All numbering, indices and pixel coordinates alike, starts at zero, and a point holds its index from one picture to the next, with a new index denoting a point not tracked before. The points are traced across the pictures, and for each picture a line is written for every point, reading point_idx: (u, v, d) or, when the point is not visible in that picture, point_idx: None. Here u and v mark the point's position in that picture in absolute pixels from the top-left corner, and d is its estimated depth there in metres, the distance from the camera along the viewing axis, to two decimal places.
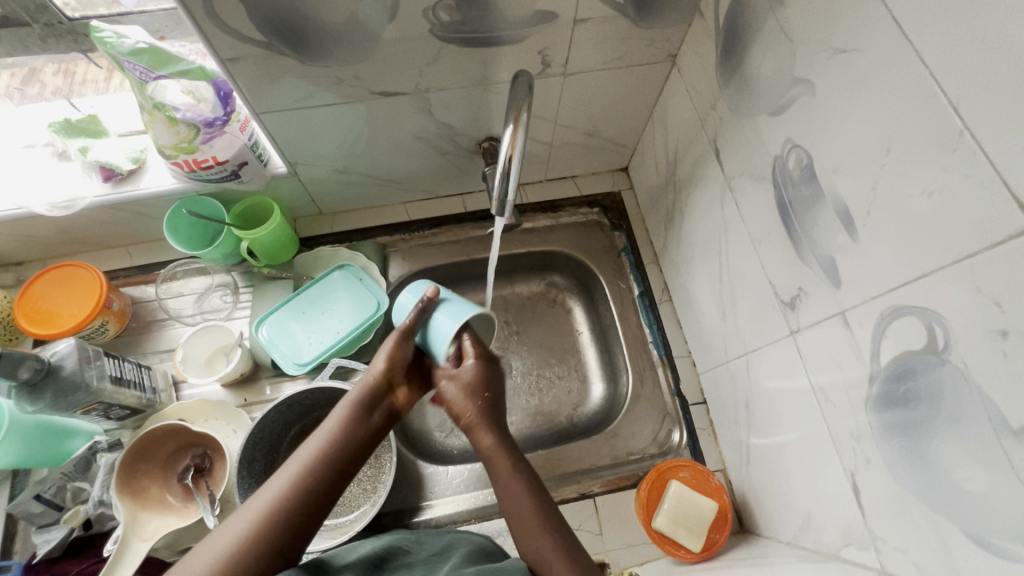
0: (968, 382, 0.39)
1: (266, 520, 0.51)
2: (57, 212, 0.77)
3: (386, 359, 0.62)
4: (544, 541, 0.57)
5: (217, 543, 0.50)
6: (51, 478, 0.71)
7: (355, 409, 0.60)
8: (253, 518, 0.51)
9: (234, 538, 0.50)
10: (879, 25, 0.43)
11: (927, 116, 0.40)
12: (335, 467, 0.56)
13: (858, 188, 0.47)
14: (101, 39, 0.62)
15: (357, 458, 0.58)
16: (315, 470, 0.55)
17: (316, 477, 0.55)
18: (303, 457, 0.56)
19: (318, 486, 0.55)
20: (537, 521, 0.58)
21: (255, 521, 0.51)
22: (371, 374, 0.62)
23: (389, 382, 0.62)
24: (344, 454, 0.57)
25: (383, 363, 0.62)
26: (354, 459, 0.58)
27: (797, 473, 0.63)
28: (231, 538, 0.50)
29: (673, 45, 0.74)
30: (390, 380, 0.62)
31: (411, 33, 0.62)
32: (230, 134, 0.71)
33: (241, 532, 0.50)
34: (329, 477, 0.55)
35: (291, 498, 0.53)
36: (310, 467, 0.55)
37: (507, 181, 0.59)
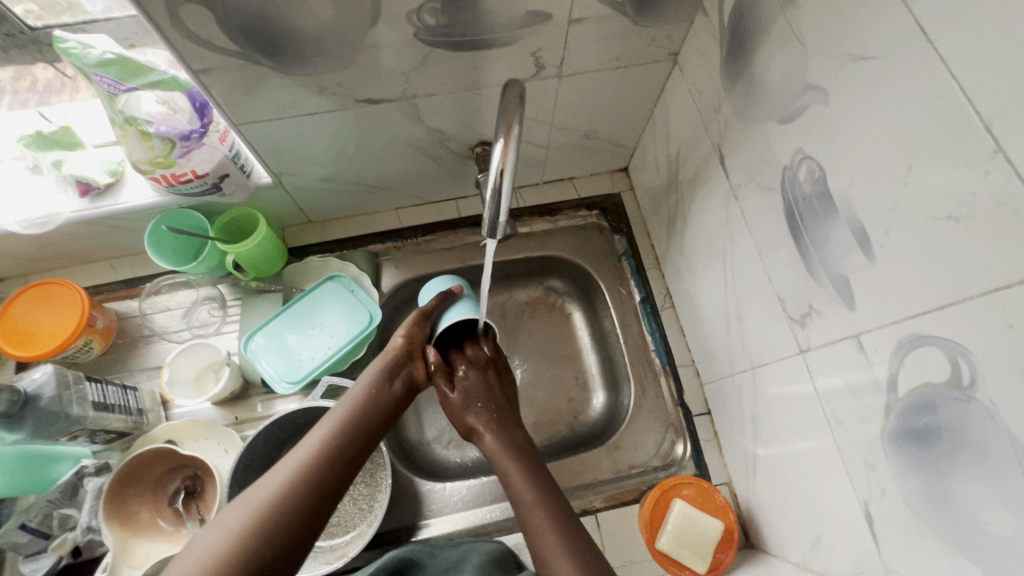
0: (996, 423, 0.36)
1: (307, 466, 0.53)
2: (33, 229, 0.74)
3: (405, 334, 0.70)
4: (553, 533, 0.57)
5: (260, 492, 0.49)
6: (36, 506, 0.68)
7: (379, 376, 0.66)
8: (296, 466, 0.52)
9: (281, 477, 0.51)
10: (902, 30, 0.39)
11: (956, 135, 0.36)
12: (361, 426, 0.60)
13: (875, 206, 0.44)
14: (65, 50, 0.59)
15: (382, 419, 0.63)
16: (346, 426, 0.59)
17: (345, 432, 0.58)
18: (333, 417, 0.59)
19: (348, 440, 0.57)
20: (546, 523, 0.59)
21: (297, 466, 0.52)
22: (394, 345, 0.70)
23: (410, 354, 0.70)
24: (369, 413, 0.62)
25: (403, 338, 0.70)
26: (380, 419, 0.62)
27: (806, 494, 0.61)
28: (275, 483, 0.50)
29: (674, 43, 0.70)
30: (410, 353, 0.70)
31: (395, 38, 0.58)
32: (209, 147, 0.67)
33: (285, 477, 0.51)
34: (358, 435, 0.59)
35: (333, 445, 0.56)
36: (340, 425, 0.58)
37: (498, 198, 0.55)
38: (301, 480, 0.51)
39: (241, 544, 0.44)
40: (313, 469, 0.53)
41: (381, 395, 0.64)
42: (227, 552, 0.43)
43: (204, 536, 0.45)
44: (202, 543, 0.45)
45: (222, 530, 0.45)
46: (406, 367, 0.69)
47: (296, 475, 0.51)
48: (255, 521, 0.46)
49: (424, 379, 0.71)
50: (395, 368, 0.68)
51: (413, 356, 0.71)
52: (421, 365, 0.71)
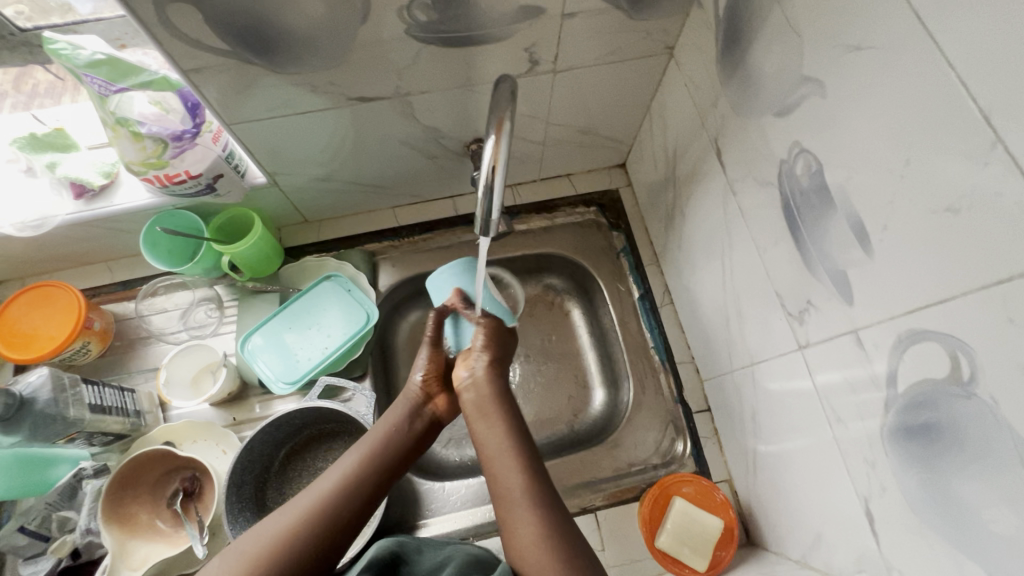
0: (996, 419, 0.36)
1: (321, 503, 0.55)
2: (28, 232, 0.74)
3: (422, 374, 0.69)
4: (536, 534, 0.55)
5: (273, 524, 0.53)
6: (34, 509, 0.69)
7: (403, 417, 0.66)
8: (310, 502, 0.55)
9: (290, 515, 0.54)
10: (898, 20, 0.38)
11: (954, 126, 0.35)
12: (381, 462, 0.61)
13: (873, 200, 0.43)
14: (55, 52, 0.58)
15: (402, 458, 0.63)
16: (367, 464, 0.60)
17: (365, 472, 0.60)
18: (355, 453, 0.61)
19: (368, 479, 0.59)
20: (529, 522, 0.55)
21: (311, 504, 0.55)
22: (411, 387, 0.69)
23: (429, 394, 0.69)
24: (392, 451, 0.63)
25: (420, 379, 0.69)
26: (398, 458, 0.63)
27: (806, 491, 0.60)
28: (288, 517, 0.54)
29: (670, 37, 0.69)
30: (429, 393, 0.69)
31: (386, 35, 0.58)
32: (202, 146, 0.67)
33: (297, 513, 0.54)
34: (377, 472, 0.60)
35: (345, 484, 0.58)
36: (361, 465, 0.60)
37: (491, 195, 0.54)
38: (309, 518, 0.54)
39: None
40: (324, 503, 0.55)
41: (407, 434, 0.65)
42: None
43: (219, 562, 0.51)
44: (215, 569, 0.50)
45: (233, 560, 0.50)
46: (427, 405, 0.69)
47: (306, 512, 0.54)
48: (264, 556, 0.51)
49: (448, 412, 0.70)
50: (417, 407, 0.68)
51: (433, 394, 0.70)
52: (442, 400, 0.70)
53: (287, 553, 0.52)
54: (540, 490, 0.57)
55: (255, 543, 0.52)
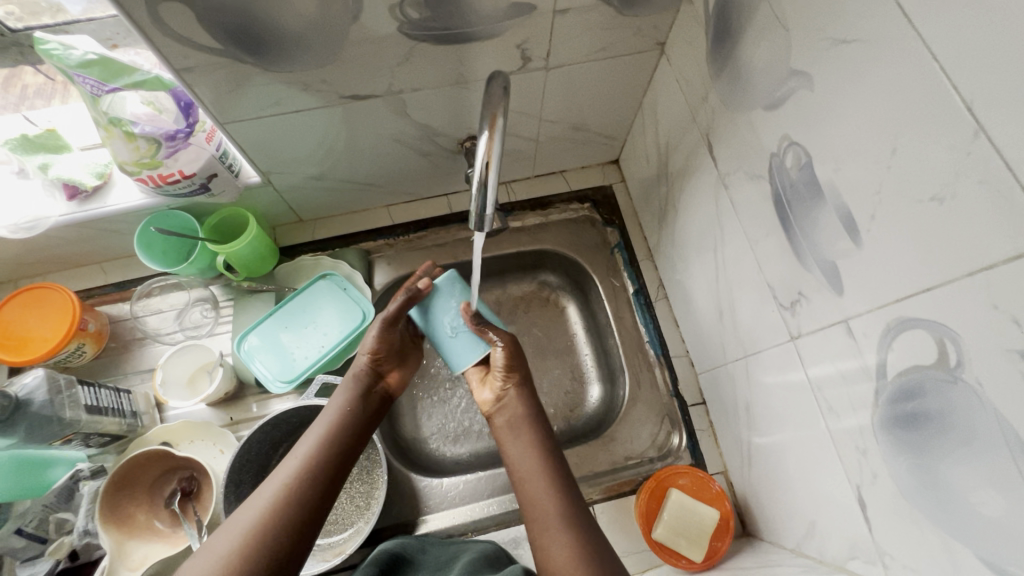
0: (982, 404, 0.36)
1: (287, 490, 0.55)
2: (21, 233, 0.74)
3: (370, 353, 0.70)
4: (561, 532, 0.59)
5: (242, 519, 0.53)
6: (31, 511, 0.68)
7: (352, 391, 0.67)
8: (275, 491, 0.55)
9: (260, 503, 0.54)
10: (883, 13, 0.39)
11: (937, 117, 0.36)
12: (340, 440, 0.62)
13: (860, 190, 0.44)
14: (47, 52, 0.58)
15: (360, 433, 0.64)
16: (324, 444, 0.61)
17: (327, 449, 0.60)
18: (312, 436, 0.61)
19: (328, 459, 0.60)
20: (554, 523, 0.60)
21: (278, 493, 0.55)
22: (359, 365, 0.70)
23: (378, 370, 0.71)
24: (346, 428, 0.63)
25: (368, 357, 0.70)
26: (357, 435, 0.64)
27: (800, 480, 0.61)
28: (257, 508, 0.53)
29: (660, 33, 0.70)
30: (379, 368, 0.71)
31: (378, 33, 0.58)
32: (195, 146, 0.66)
33: (265, 502, 0.54)
34: (336, 451, 0.61)
35: (308, 466, 0.58)
36: (319, 446, 0.60)
37: (485, 191, 0.55)
38: (282, 502, 0.54)
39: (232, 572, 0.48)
40: (290, 489, 0.55)
41: (358, 406, 0.66)
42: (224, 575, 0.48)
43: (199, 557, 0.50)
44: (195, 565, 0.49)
45: (211, 559, 0.49)
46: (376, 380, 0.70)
47: (279, 497, 0.54)
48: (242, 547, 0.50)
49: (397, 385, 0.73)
50: (369, 383, 0.69)
51: (383, 371, 0.72)
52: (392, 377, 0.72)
53: (267, 541, 0.51)
54: (566, 513, 0.60)
55: (230, 536, 0.51)
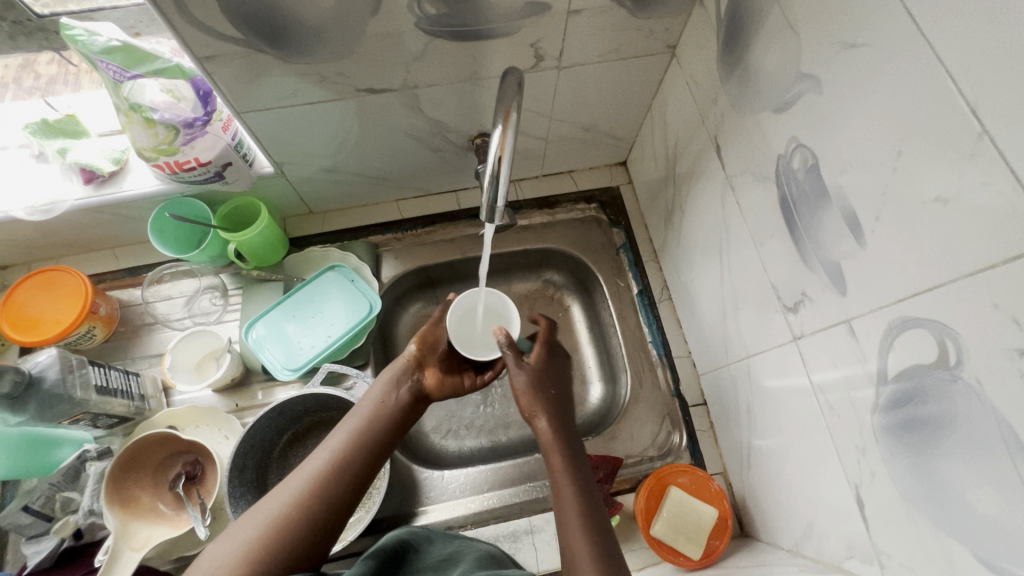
0: (981, 402, 0.37)
1: (315, 482, 0.55)
2: (38, 216, 0.75)
3: (416, 342, 0.73)
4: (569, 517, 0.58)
5: (268, 508, 0.53)
6: (38, 489, 0.69)
7: (389, 387, 0.67)
8: (303, 482, 0.55)
9: (287, 497, 0.54)
10: (891, 17, 0.40)
11: (943, 119, 0.37)
12: (372, 437, 0.61)
13: (866, 191, 0.44)
14: (72, 38, 0.59)
15: (395, 429, 0.64)
16: (356, 439, 0.60)
17: (357, 444, 0.60)
18: (345, 429, 0.62)
19: (360, 454, 0.59)
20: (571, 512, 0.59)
21: (306, 483, 0.55)
22: (402, 360, 0.71)
23: (420, 362, 0.72)
24: (380, 424, 0.63)
25: (414, 348, 0.72)
26: (392, 431, 0.64)
27: (799, 480, 0.62)
28: (283, 499, 0.54)
29: (672, 36, 0.71)
30: (421, 361, 0.72)
31: (396, 28, 0.59)
32: (212, 134, 0.68)
33: (296, 490, 0.54)
34: (367, 447, 0.60)
35: (338, 461, 0.58)
36: (350, 441, 0.60)
37: (497, 184, 0.56)
38: (307, 496, 0.54)
39: (254, 555, 0.49)
40: (318, 481, 0.55)
41: (394, 400, 0.66)
42: (245, 560, 0.49)
43: (223, 544, 0.51)
44: (220, 552, 0.50)
45: (237, 541, 0.50)
46: (414, 374, 0.70)
47: (306, 491, 0.54)
48: (264, 536, 0.51)
49: (436, 386, 0.71)
50: (405, 377, 0.69)
51: (422, 364, 0.72)
52: (431, 373, 0.72)
53: (289, 534, 0.51)
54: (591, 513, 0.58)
55: (256, 525, 0.51)
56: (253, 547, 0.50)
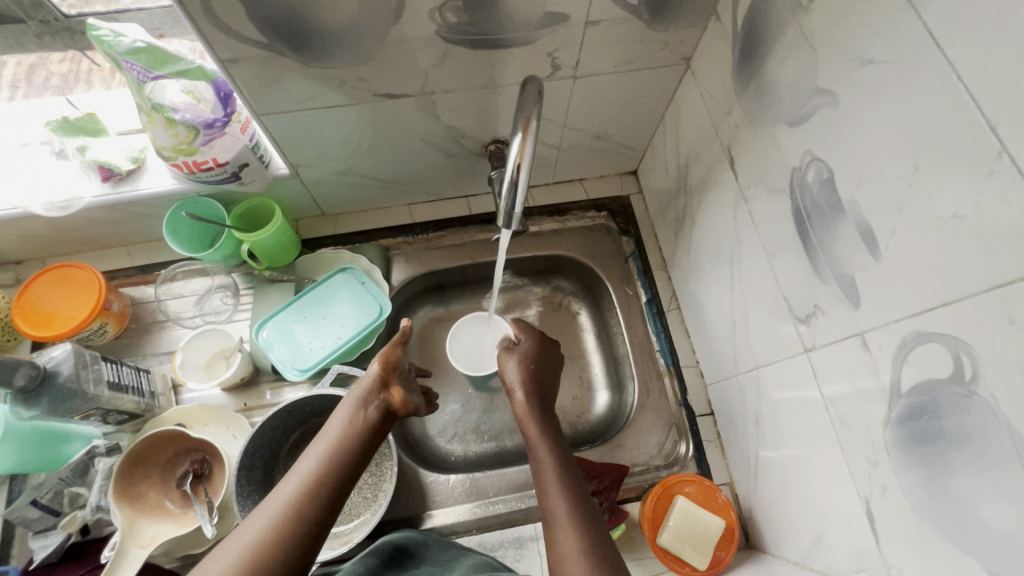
0: (996, 417, 0.37)
1: (289, 511, 0.53)
2: (56, 212, 0.76)
3: (380, 363, 0.70)
4: (561, 502, 0.58)
5: (239, 540, 0.50)
6: (47, 483, 0.71)
7: (355, 407, 0.65)
8: (275, 511, 0.53)
9: (257, 528, 0.51)
10: (909, 35, 0.41)
11: (962, 134, 0.37)
12: (344, 460, 0.59)
13: (882, 205, 0.45)
14: (98, 38, 0.61)
15: (364, 450, 0.62)
16: (325, 463, 0.58)
17: (327, 468, 0.58)
18: (314, 453, 0.59)
19: (331, 478, 0.57)
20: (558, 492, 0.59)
21: (280, 510, 0.53)
22: (368, 379, 0.68)
23: (384, 383, 0.69)
24: (350, 446, 0.61)
25: (378, 368, 0.70)
26: (362, 452, 0.61)
27: (807, 492, 0.62)
28: (256, 529, 0.51)
29: (687, 48, 0.72)
30: (385, 381, 0.69)
31: (416, 36, 0.60)
32: (230, 135, 0.69)
33: (267, 519, 0.52)
34: (338, 470, 0.58)
35: (308, 487, 0.55)
36: (321, 464, 0.58)
37: (515, 191, 0.56)
38: (280, 528, 0.51)
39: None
40: (293, 509, 0.53)
41: (361, 421, 0.63)
42: None
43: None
44: None
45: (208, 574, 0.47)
46: (380, 395, 0.67)
47: (280, 521, 0.52)
48: (240, 568, 0.48)
49: (403, 406, 0.68)
50: (371, 397, 0.66)
51: (387, 384, 0.69)
52: (398, 392, 0.69)
53: (266, 565, 0.49)
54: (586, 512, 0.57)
55: (227, 558, 0.49)
56: None
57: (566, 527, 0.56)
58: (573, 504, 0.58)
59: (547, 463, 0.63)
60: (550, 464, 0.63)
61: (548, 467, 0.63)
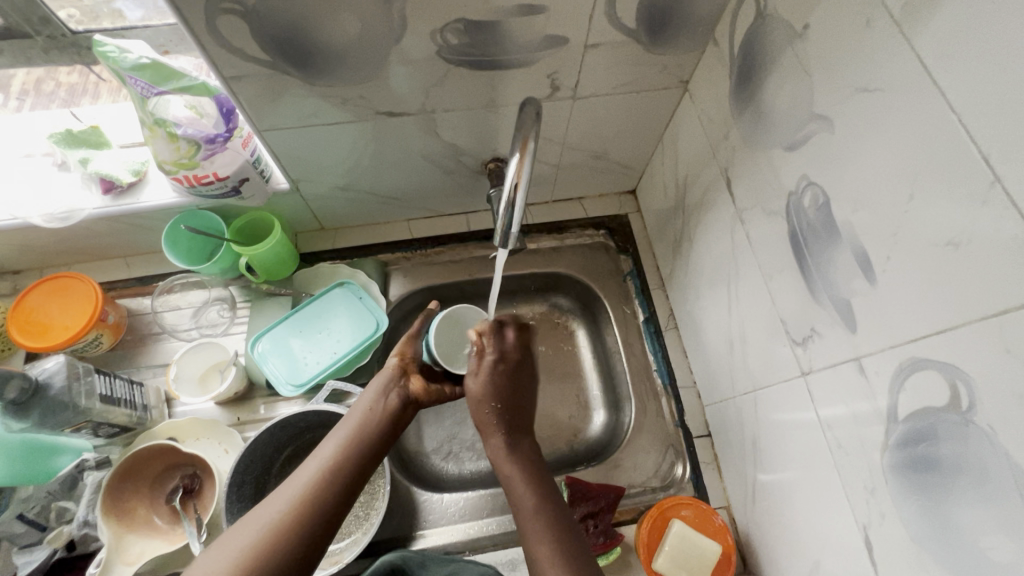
0: (994, 447, 0.37)
1: (309, 493, 0.54)
2: (55, 223, 0.76)
3: (398, 355, 0.70)
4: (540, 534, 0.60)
5: (259, 520, 0.52)
6: (34, 497, 0.70)
7: (378, 391, 0.65)
8: (294, 493, 0.54)
9: (279, 508, 0.53)
10: (902, 64, 0.41)
11: (956, 163, 0.38)
12: (363, 444, 0.60)
13: (878, 231, 0.45)
14: (104, 54, 0.61)
15: (387, 435, 0.63)
16: (346, 448, 0.59)
17: (348, 453, 0.59)
18: (336, 437, 0.60)
19: (352, 464, 0.58)
20: (537, 526, 0.61)
21: (298, 494, 0.54)
22: (391, 364, 0.69)
23: (406, 369, 0.69)
24: (372, 432, 0.61)
25: (395, 359, 0.70)
26: (385, 436, 0.62)
27: (805, 518, 0.61)
28: (277, 510, 0.53)
29: (685, 72, 0.73)
30: (406, 368, 0.69)
31: (417, 56, 0.61)
32: (232, 150, 0.70)
33: (286, 502, 0.53)
34: (358, 455, 0.59)
35: (329, 471, 0.57)
36: (342, 449, 0.59)
37: (512, 211, 0.56)
38: (300, 509, 0.53)
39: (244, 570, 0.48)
40: (313, 490, 0.55)
41: (383, 407, 0.64)
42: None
43: (211, 555, 0.50)
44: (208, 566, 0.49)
45: (227, 551, 0.50)
46: (403, 381, 0.68)
47: (298, 504, 0.53)
48: (256, 551, 0.50)
49: (425, 392, 0.68)
50: (394, 383, 0.67)
51: (409, 372, 0.69)
52: (419, 380, 0.69)
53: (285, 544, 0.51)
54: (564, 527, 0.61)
55: (246, 538, 0.51)
56: (243, 562, 0.49)
57: (547, 559, 0.58)
58: (552, 535, 0.60)
59: (521, 495, 0.64)
60: (527, 490, 0.64)
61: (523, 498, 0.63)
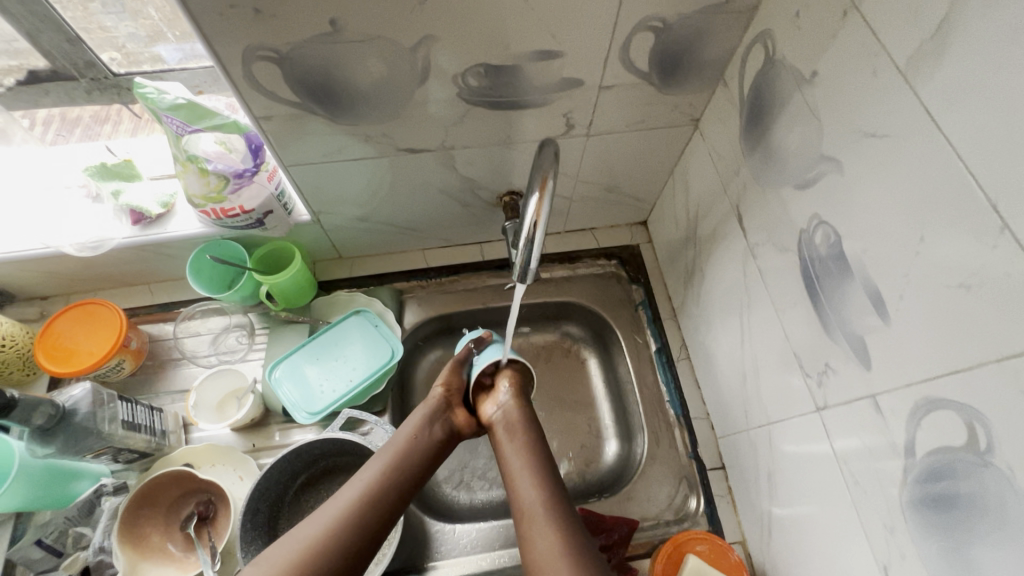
0: (1013, 489, 0.37)
1: (348, 512, 0.58)
2: (86, 252, 0.79)
3: (443, 385, 0.76)
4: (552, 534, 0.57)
5: (300, 536, 0.55)
6: (53, 522, 0.72)
7: (421, 422, 0.71)
8: (335, 512, 0.58)
9: (321, 525, 0.57)
10: (909, 113, 0.43)
11: (964, 208, 0.39)
12: (404, 470, 0.65)
13: (889, 270, 0.46)
14: (143, 95, 0.65)
15: (426, 463, 0.68)
16: (387, 473, 0.63)
17: (388, 476, 0.63)
18: (378, 461, 0.65)
19: (392, 487, 0.63)
20: (550, 529, 0.58)
21: (337, 514, 0.58)
22: (434, 396, 0.75)
23: (449, 403, 0.75)
24: (412, 459, 0.66)
25: (441, 390, 0.75)
26: (423, 463, 0.67)
27: (823, 556, 0.60)
28: (316, 527, 0.56)
29: (696, 110, 0.75)
30: (450, 401, 0.75)
31: (438, 97, 0.64)
32: (258, 184, 0.72)
33: (327, 519, 0.57)
34: (399, 479, 0.64)
35: (369, 492, 0.61)
36: (384, 472, 0.63)
37: (530, 247, 0.58)
38: (339, 527, 0.57)
39: None
40: (353, 509, 0.59)
41: (424, 437, 0.69)
42: None
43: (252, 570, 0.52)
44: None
45: (268, 564, 0.53)
46: (446, 414, 0.73)
47: (336, 523, 0.57)
48: (294, 565, 0.52)
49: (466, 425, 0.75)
50: (437, 416, 0.72)
51: (451, 406, 0.75)
52: (460, 413, 0.75)
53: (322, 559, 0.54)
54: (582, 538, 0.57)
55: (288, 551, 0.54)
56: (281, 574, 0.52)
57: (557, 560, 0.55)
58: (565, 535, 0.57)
59: (536, 498, 0.62)
60: (542, 493, 0.63)
61: (537, 500, 0.62)
